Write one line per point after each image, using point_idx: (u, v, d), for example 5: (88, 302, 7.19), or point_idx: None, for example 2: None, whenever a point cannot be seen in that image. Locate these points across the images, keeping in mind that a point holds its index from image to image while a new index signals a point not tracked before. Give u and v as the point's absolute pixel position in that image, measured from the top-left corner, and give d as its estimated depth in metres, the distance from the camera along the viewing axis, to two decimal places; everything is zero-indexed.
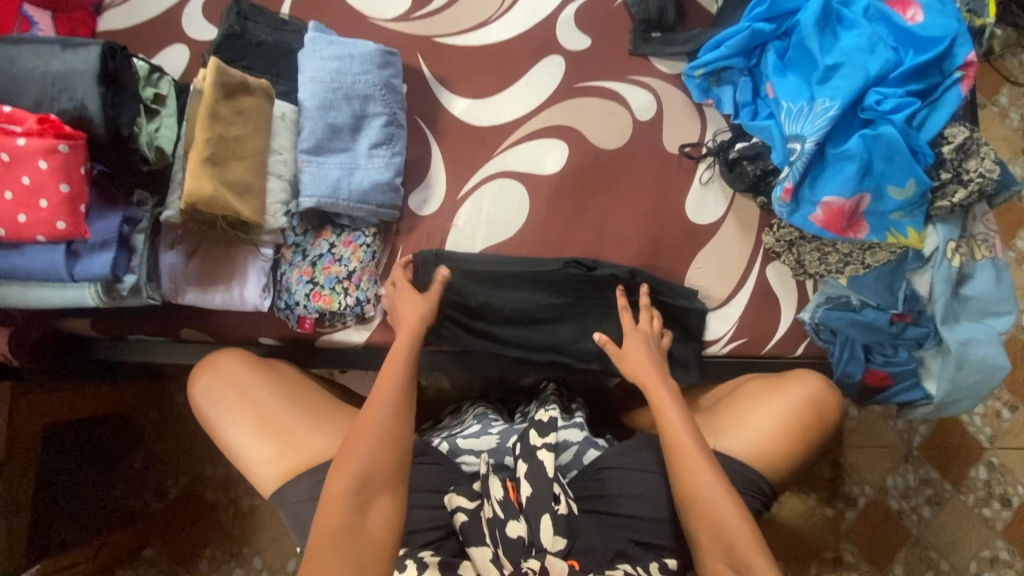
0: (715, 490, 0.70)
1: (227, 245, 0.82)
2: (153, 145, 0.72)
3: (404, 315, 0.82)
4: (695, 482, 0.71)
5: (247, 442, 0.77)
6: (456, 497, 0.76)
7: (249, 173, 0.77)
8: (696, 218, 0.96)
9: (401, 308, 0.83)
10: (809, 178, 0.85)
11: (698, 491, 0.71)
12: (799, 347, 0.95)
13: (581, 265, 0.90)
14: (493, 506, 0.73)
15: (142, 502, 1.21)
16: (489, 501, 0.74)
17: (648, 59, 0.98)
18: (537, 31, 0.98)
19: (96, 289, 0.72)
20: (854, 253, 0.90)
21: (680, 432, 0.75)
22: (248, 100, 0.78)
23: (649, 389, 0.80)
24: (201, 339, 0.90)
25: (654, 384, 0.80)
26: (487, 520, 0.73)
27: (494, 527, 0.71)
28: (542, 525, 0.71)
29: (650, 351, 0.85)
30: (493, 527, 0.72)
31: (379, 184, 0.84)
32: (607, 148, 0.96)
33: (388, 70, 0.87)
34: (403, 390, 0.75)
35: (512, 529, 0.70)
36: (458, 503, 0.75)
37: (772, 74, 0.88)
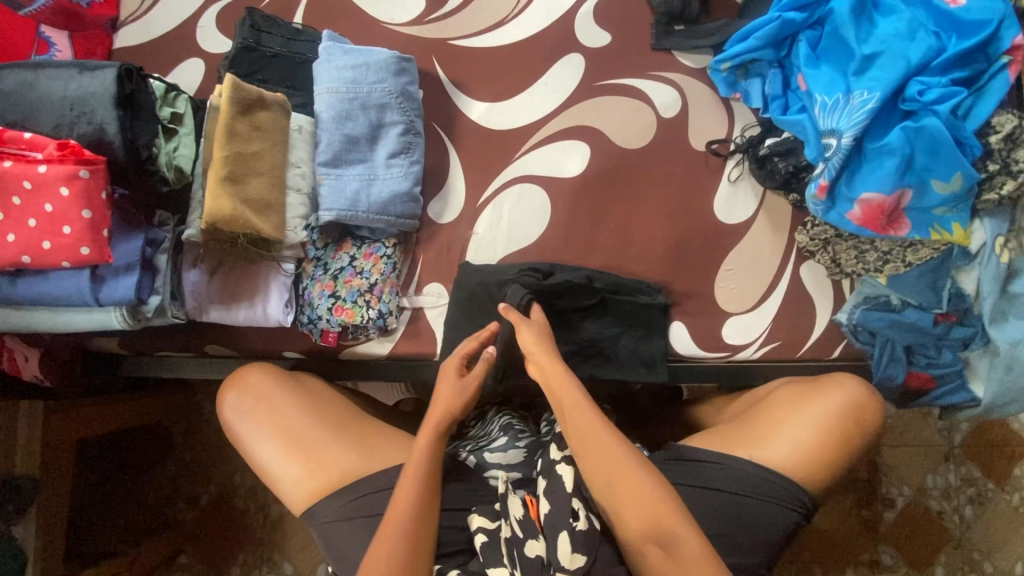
0: (630, 469, 0.69)
1: (249, 262, 0.82)
2: (171, 164, 0.70)
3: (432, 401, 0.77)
4: (607, 464, 0.70)
5: (277, 460, 0.76)
6: (477, 516, 0.75)
7: (268, 188, 0.76)
8: (724, 217, 0.92)
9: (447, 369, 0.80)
10: (846, 173, 0.82)
11: (608, 472, 0.70)
12: (837, 349, 0.91)
13: (536, 271, 0.86)
14: (512, 525, 0.73)
15: (174, 511, 1.23)
16: (507, 520, 0.73)
17: (672, 54, 0.94)
18: (554, 29, 0.95)
19: (122, 313, 0.71)
20: (894, 252, 0.87)
21: (583, 414, 0.73)
22: (264, 114, 0.77)
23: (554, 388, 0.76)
24: (225, 354, 0.89)
25: (551, 368, 0.77)
26: (505, 540, 0.72)
27: (512, 547, 0.71)
28: (560, 543, 0.70)
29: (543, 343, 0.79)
30: (512, 547, 0.72)
31: (398, 194, 0.83)
32: (630, 148, 0.92)
33: (404, 76, 0.85)
34: (429, 482, 0.71)
35: (530, 549, 0.71)
36: (478, 522, 0.74)
37: (805, 65, 0.84)
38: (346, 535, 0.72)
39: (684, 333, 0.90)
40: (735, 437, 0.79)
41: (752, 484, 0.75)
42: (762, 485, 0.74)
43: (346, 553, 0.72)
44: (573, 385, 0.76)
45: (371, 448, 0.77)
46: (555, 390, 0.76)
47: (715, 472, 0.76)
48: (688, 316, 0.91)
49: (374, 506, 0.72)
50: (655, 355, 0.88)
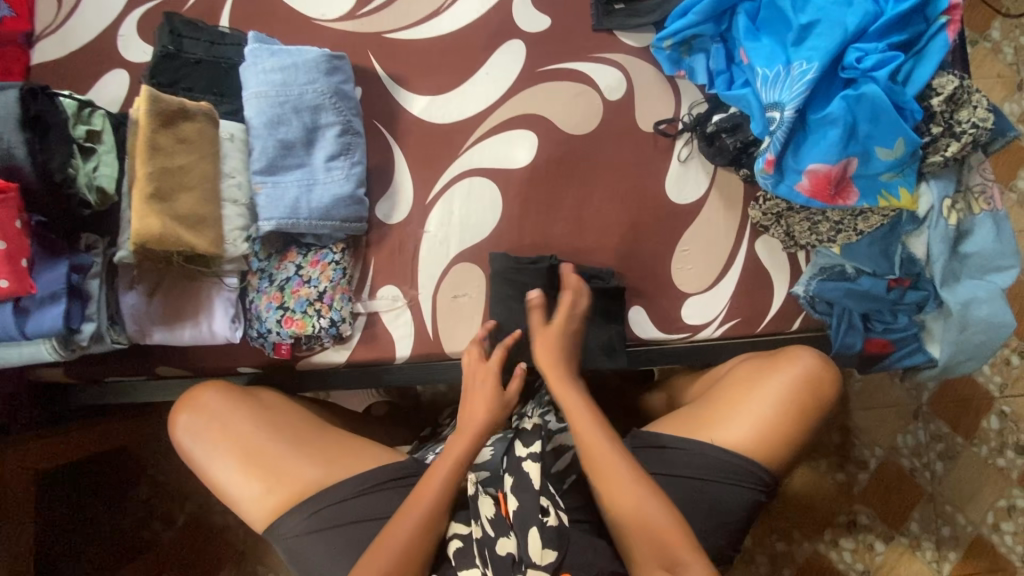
0: (619, 475, 0.71)
1: (189, 280, 0.79)
2: (93, 186, 0.67)
3: (470, 407, 0.79)
4: (603, 471, 0.72)
5: (235, 480, 0.73)
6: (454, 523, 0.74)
7: (200, 203, 0.74)
8: (677, 197, 0.91)
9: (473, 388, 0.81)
10: (792, 146, 0.81)
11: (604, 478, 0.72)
12: (796, 322, 0.92)
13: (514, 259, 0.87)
14: (483, 525, 0.72)
15: (151, 533, 1.20)
16: (478, 522, 0.72)
17: (614, 34, 0.92)
18: (492, 15, 0.92)
19: (51, 343, 0.69)
20: (845, 221, 0.86)
21: (584, 423, 0.75)
22: (189, 125, 0.73)
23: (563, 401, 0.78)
24: (178, 374, 0.87)
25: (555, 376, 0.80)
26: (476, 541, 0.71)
27: (483, 547, 0.71)
28: (529, 539, 0.69)
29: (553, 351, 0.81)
30: (482, 547, 0.71)
31: (339, 198, 0.81)
32: (577, 133, 0.91)
33: (337, 75, 0.82)
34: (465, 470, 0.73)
35: (502, 547, 0.70)
36: (454, 529, 0.73)
37: (745, 38, 0.83)
38: (312, 548, 0.70)
39: (646, 317, 0.90)
40: (697, 419, 0.79)
41: (713, 466, 0.75)
42: (723, 467, 0.75)
43: (314, 567, 0.70)
44: (574, 391, 0.79)
45: (331, 461, 0.74)
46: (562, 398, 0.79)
47: (678, 458, 0.76)
48: (646, 300, 0.91)
49: (340, 516, 0.71)
50: (613, 342, 0.88)
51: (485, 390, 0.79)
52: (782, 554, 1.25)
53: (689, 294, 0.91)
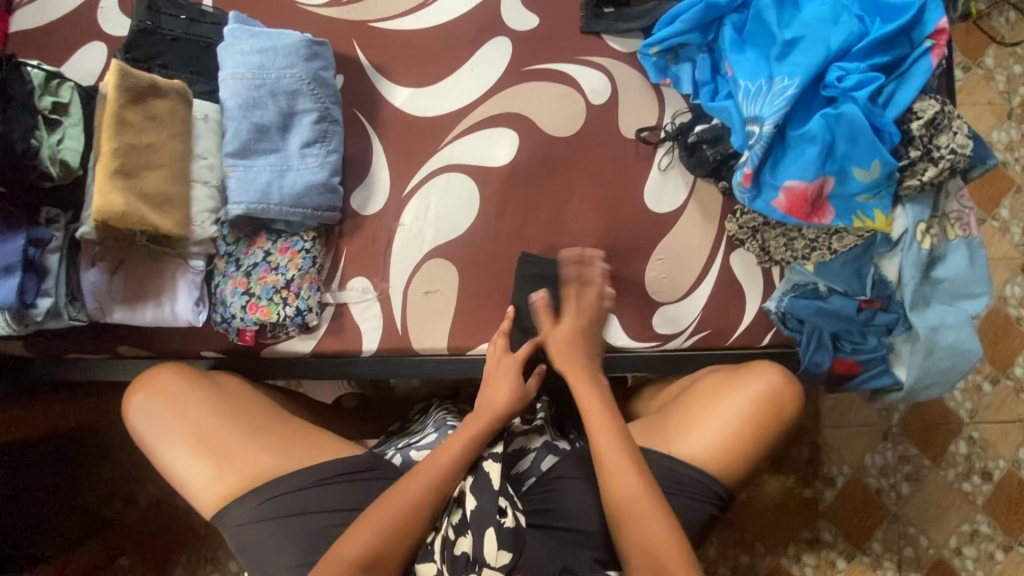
0: (615, 452, 0.72)
1: (154, 260, 0.77)
2: (56, 159, 0.66)
3: (490, 397, 0.80)
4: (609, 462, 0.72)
5: (186, 464, 0.72)
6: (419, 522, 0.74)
7: (167, 182, 0.72)
8: (655, 206, 0.91)
9: (494, 382, 0.82)
10: (771, 160, 0.81)
11: (604, 457, 0.73)
12: (766, 337, 0.92)
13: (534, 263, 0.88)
14: (447, 527, 0.73)
15: (112, 513, 1.22)
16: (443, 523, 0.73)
17: (601, 37, 0.91)
18: (480, 11, 0.91)
19: (5, 316, 0.67)
20: (820, 239, 0.87)
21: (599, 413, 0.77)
22: (160, 103, 0.72)
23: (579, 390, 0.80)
24: (140, 355, 0.85)
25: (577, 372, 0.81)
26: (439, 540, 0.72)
27: (444, 547, 0.71)
28: (486, 540, 0.68)
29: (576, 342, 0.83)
30: (444, 547, 0.71)
31: (312, 185, 0.80)
32: (559, 135, 0.90)
33: (317, 61, 0.81)
34: (448, 478, 0.72)
35: (457, 547, 0.70)
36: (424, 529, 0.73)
37: (730, 50, 0.82)
38: (261, 536, 0.69)
39: (617, 325, 0.90)
40: (658, 431, 0.80)
41: (671, 477, 0.75)
42: (683, 479, 0.75)
43: (261, 556, 0.69)
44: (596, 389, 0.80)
45: (287, 449, 0.74)
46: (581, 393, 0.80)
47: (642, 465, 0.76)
48: (619, 307, 0.91)
49: (291, 507, 0.70)
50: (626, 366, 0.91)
51: (504, 387, 0.81)
52: (744, 566, 1.25)
53: (662, 303, 0.91)
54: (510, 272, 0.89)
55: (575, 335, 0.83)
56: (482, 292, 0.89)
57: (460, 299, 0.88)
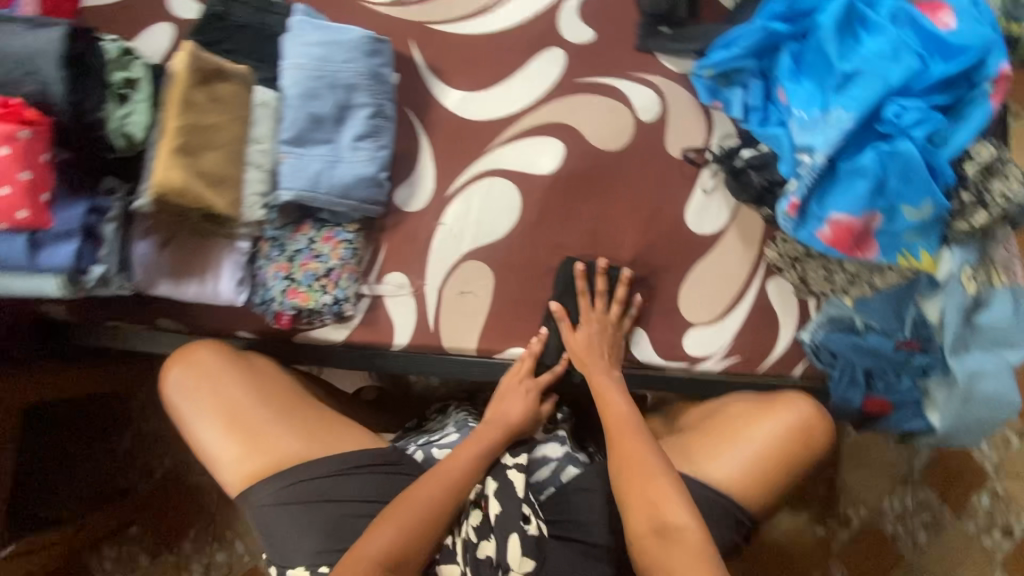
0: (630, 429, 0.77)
1: (202, 238, 0.79)
2: (121, 131, 0.68)
3: (501, 406, 0.81)
4: (629, 461, 0.74)
5: (216, 441, 0.73)
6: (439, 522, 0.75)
7: (224, 163, 0.74)
8: (696, 227, 0.91)
9: (507, 395, 0.83)
10: (818, 192, 0.80)
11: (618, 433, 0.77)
12: (797, 368, 0.92)
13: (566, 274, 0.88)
14: (468, 528, 0.73)
15: (128, 481, 1.27)
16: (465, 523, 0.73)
17: (654, 55, 0.92)
18: (537, 21, 0.92)
19: (60, 280, 0.66)
20: (861, 274, 0.86)
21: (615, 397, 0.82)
22: (225, 86, 0.74)
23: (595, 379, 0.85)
24: (176, 329, 0.87)
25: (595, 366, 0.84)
26: (461, 542, 0.73)
27: (467, 550, 0.72)
28: (509, 546, 0.70)
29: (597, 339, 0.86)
30: (466, 549, 0.72)
31: (362, 178, 0.81)
32: (605, 149, 0.91)
33: (377, 58, 0.83)
34: (465, 480, 0.73)
35: (481, 550, 0.71)
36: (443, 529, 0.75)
37: (786, 78, 0.82)
38: (284, 520, 0.69)
39: (647, 341, 0.91)
40: (683, 452, 0.80)
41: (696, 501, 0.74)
42: (709, 505, 0.74)
43: (282, 541, 0.69)
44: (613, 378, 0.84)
45: (314, 435, 0.74)
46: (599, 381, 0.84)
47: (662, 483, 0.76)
48: (650, 325, 0.91)
49: (314, 493, 0.70)
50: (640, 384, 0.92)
51: (516, 399, 0.82)
52: None
53: (693, 325, 0.90)
54: (545, 280, 0.90)
55: (598, 336, 0.86)
56: (515, 298, 0.89)
57: (493, 303, 0.89)
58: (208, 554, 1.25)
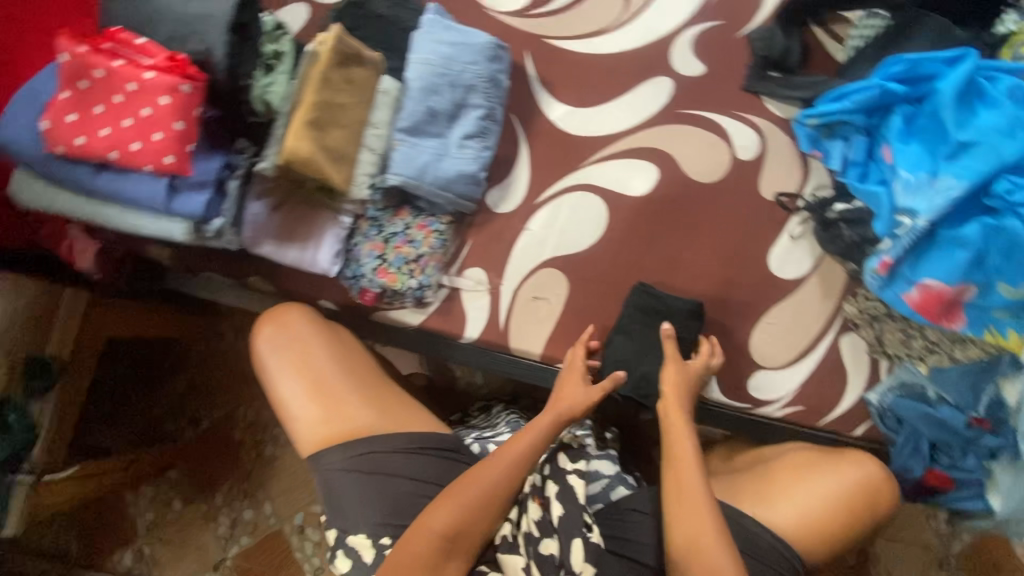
0: (694, 491, 0.74)
1: (311, 208, 0.83)
2: (263, 98, 0.73)
3: (559, 396, 0.82)
4: (690, 520, 0.73)
5: (297, 401, 0.77)
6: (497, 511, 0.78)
7: (346, 141, 0.78)
8: (778, 271, 0.91)
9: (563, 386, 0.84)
10: (913, 255, 0.80)
11: (684, 494, 0.75)
12: (859, 428, 0.90)
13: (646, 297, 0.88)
14: (529, 522, 0.76)
15: (174, 428, 1.31)
16: (526, 517, 0.77)
17: (760, 98, 0.93)
18: (651, 49, 0.94)
19: (186, 226, 0.71)
20: (942, 344, 0.85)
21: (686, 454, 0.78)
22: (359, 70, 0.79)
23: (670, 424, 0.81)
24: (266, 290, 0.92)
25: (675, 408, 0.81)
26: (523, 534, 0.75)
27: (528, 543, 0.75)
28: (573, 549, 0.73)
29: (679, 378, 0.82)
30: (528, 543, 0.75)
31: (464, 174, 0.85)
32: (699, 181, 0.92)
33: (497, 64, 0.86)
34: (525, 462, 0.74)
35: (545, 546, 0.74)
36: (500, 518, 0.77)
37: (894, 138, 0.83)
38: (351, 486, 0.73)
39: (711, 376, 0.91)
40: (743, 490, 0.80)
41: (751, 541, 0.74)
42: (765, 548, 0.74)
43: (346, 505, 0.73)
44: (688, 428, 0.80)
45: (387, 409, 0.78)
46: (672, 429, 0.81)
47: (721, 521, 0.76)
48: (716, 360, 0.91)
49: (380, 465, 0.73)
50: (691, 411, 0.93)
51: (574, 387, 0.83)
52: None
53: (760, 368, 0.90)
54: (619, 299, 0.91)
55: (676, 365, 0.83)
56: (587, 311, 0.91)
57: (565, 313, 0.91)
58: (236, 511, 1.28)
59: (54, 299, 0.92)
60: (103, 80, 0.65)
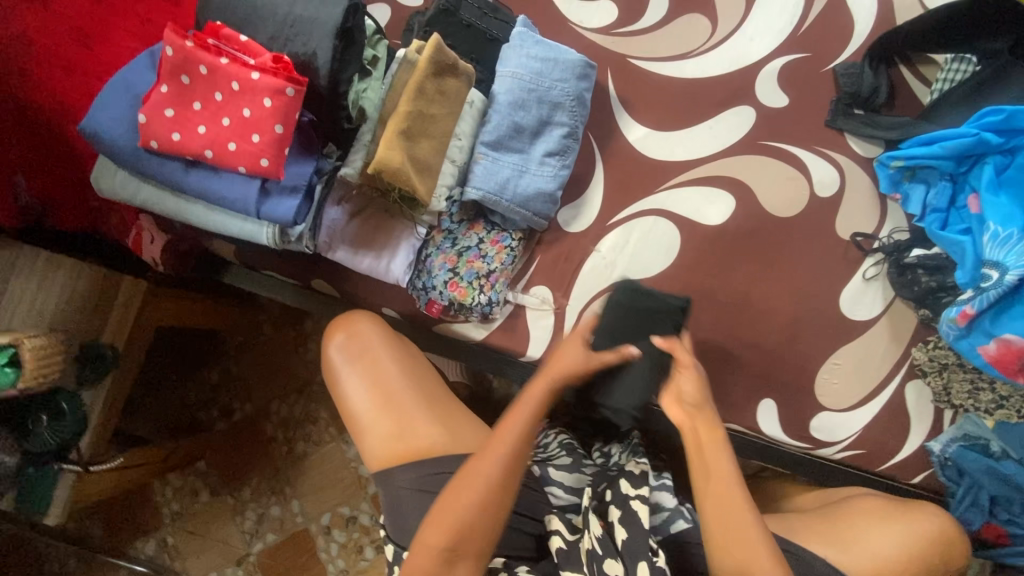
0: (743, 516, 0.70)
1: (388, 216, 0.82)
2: (358, 104, 0.73)
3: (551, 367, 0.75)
4: (742, 547, 0.69)
5: (367, 413, 0.78)
6: (557, 523, 0.80)
7: (433, 153, 0.77)
8: (848, 312, 0.90)
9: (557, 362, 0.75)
10: (995, 308, 0.79)
11: (723, 517, 0.70)
12: (918, 476, 0.88)
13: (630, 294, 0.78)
14: (592, 539, 0.76)
15: (207, 417, 1.30)
16: (588, 533, 0.77)
17: (843, 135, 0.92)
18: (736, 76, 0.93)
19: (273, 231, 0.72)
20: (1011, 398, 0.85)
21: (726, 477, 0.71)
22: (452, 81, 0.77)
23: (701, 442, 0.73)
24: (328, 293, 0.90)
25: (703, 421, 0.74)
26: (586, 551, 0.76)
27: (591, 560, 0.75)
28: (639, 572, 0.72)
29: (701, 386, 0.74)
30: (592, 560, 0.75)
31: (542, 193, 0.83)
32: (775, 214, 0.91)
33: (585, 82, 0.85)
34: (518, 452, 0.71)
35: (607, 566, 0.74)
36: (558, 528, 0.80)
37: (983, 189, 0.82)
38: (413, 504, 0.73)
39: (774, 412, 0.89)
40: (812, 531, 0.82)
41: None
42: None
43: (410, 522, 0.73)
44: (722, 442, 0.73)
45: (455, 428, 0.78)
46: (703, 447, 0.73)
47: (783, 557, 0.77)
48: (780, 397, 0.89)
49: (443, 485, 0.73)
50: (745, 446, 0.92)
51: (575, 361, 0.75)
52: None
53: (824, 410, 0.89)
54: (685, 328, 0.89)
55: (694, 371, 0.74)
56: None
57: None
58: (264, 507, 1.27)
59: (113, 285, 0.91)
60: (205, 77, 0.64)
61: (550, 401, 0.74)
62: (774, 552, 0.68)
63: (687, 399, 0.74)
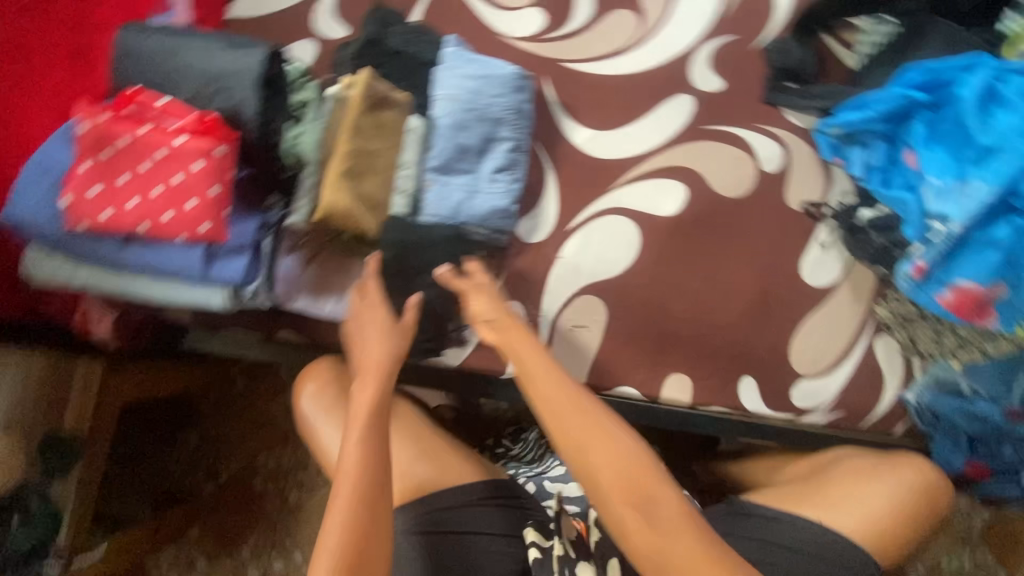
0: (579, 407, 0.68)
1: (345, 257, 0.80)
2: (294, 151, 0.73)
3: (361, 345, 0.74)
4: (589, 437, 0.66)
5: None
6: (532, 531, 0.76)
7: (379, 189, 0.76)
8: (811, 280, 0.92)
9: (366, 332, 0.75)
10: (945, 258, 0.81)
11: (565, 417, 0.67)
12: (899, 426, 0.92)
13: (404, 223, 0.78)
14: (564, 544, 0.74)
15: (193, 482, 1.25)
16: (561, 539, 0.75)
17: (780, 110, 0.94)
18: (670, 66, 0.94)
19: (226, 293, 0.69)
20: (973, 339, 0.86)
21: (556, 379, 0.70)
22: (388, 112, 0.76)
23: (516, 352, 0.72)
24: (295, 342, 0.87)
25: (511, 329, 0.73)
26: (559, 558, 0.72)
27: (564, 565, 0.72)
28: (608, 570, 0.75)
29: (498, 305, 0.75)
30: (564, 565, 0.72)
31: (498, 210, 0.82)
32: (727, 196, 0.92)
33: (522, 94, 0.84)
34: (371, 443, 0.67)
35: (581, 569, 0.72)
36: (534, 537, 0.75)
37: (918, 144, 0.84)
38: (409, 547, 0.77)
39: (756, 388, 0.90)
40: (801, 496, 0.85)
41: (822, 544, 0.79)
42: (832, 548, 0.79)
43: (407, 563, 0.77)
44: (534, 343, 0.73)
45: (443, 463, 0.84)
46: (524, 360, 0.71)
47: (768, 525, 0.82)
48: (759, 373, 0.91)
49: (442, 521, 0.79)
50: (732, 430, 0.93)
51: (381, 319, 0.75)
52: None
53: (802, 378, 0.91)
54: (658, 320, 0.90)
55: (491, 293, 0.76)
56: (628, 335, 0.90)
57: (607, 339, 0.90)
58: (265, 563, 1.23)
59: (67, 372, 0.87)
60: (126, 149, 0.63)
61: (384, 379, 0.72)
62: (619, 429, 0.67)
63: (486, 317, 0.75)
